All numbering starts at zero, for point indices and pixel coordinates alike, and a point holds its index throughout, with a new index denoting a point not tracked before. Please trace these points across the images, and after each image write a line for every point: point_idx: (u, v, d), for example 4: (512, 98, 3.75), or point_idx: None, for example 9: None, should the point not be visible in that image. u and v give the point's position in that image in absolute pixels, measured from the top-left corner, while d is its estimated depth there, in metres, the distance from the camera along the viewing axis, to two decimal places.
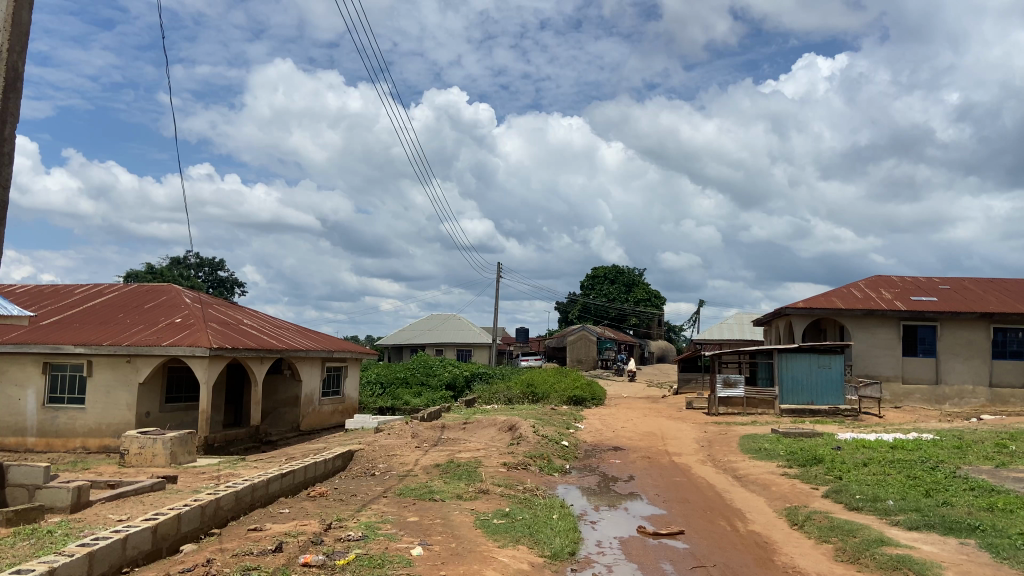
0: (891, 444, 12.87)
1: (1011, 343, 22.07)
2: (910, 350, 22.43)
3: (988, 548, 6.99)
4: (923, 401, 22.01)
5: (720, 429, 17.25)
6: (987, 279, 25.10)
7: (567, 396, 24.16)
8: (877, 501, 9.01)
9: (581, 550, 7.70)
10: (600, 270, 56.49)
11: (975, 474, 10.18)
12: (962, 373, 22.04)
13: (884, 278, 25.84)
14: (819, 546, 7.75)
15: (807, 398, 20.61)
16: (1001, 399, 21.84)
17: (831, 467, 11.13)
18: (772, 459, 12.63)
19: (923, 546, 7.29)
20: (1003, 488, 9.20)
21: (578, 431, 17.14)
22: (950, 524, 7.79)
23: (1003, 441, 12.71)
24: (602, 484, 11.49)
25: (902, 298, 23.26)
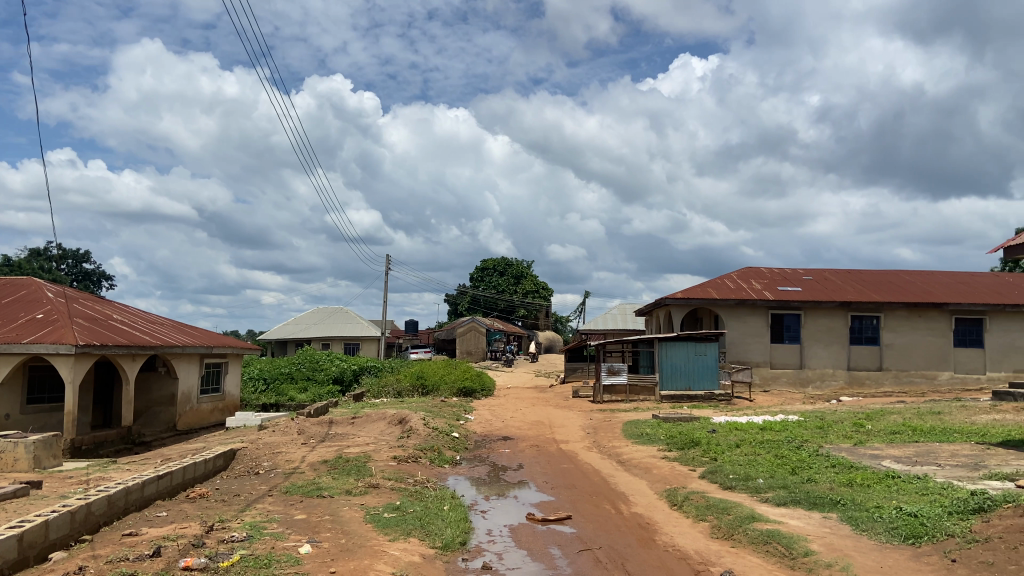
0: (760, 426, 13.69)
1: (867, 329, 23.93)
2: (777, 338, 23.88)
3: (850, 521, 7.59)
4: (789, 384, 23.51)
5: (604, 415, 17.84)
6: (845, 271, 27.09)
7: (457, 387, 24.32)
8: (748, 479, 9.59)
9: (472, 540, 7.78)
10: (488, 262, 56.66)
11: (836, 452, 11.00)
12: (823, 357, 23.70)
13: (754, 269, 27.33)
14: (697, 525, 8.18)
15: (685, 384, 21.61)
16: (858, 381, 23.63)
17: (707, 449, 11.74)
18: (654, 443, 13.18)
19: (790, 520, 7.84)
20: (861, 464, 9.99)
21: (468, 422, 17.23)
22: (814, 500, 8.41)
23: (860, 420, 13.78)
24: (491, 474, 11.62)
25: (769, 288, 24.70)
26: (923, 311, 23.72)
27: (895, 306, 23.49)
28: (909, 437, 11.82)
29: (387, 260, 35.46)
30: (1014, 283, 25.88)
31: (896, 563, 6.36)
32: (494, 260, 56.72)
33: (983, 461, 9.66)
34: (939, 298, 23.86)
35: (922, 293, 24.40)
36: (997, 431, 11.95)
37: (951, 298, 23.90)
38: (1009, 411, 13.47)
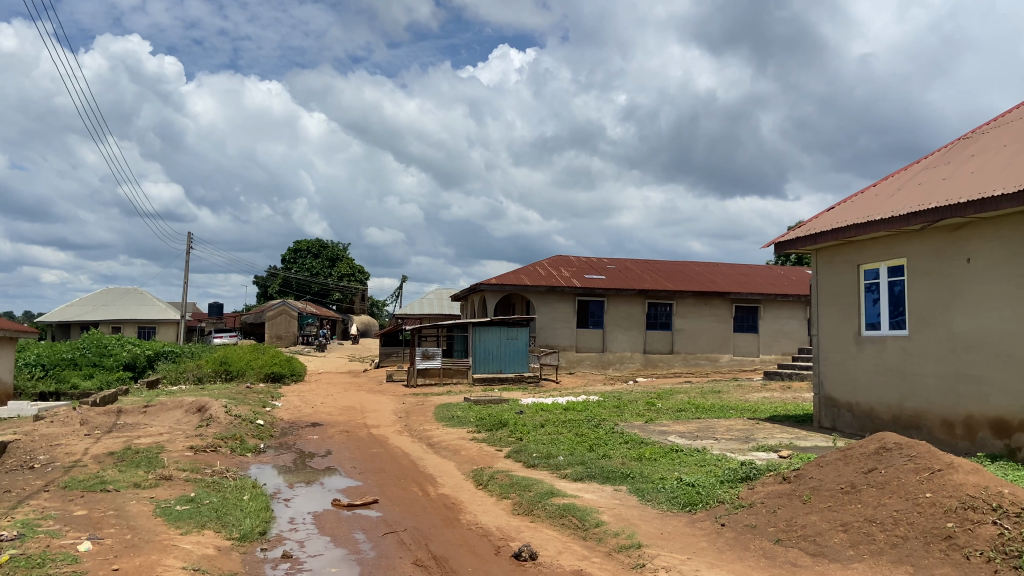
0: (563, 407, 14.41)
1: (661, 315, 25.83)
2: (582, 323, 25.17)
3: (636, 492, 8.22)
4: (592, 367, 24.90)
5: (417, 399, 17.93)
6: (644, 261, 29.04)
7: (264, 372, 23.50)
8: (550, 457, 10.10)
9: (273, 530, 7.56)
10: (302, 243, 54.56)
11: (629, 429, 11.83)
12: (623, 342, 25.31)
13: (563, 257, 28.55)
14: (500, 502, 8.49)
15: (496, 367, 22.22)
16: (652, 363, 25.49)
17: (514, 430, 12.18)
18: (464, 425, 13.45)
19: (585, 494, 8.36)
20: (650, 440, 10.82)
21: (275, 409, 16.62)
22: (607, 474, 9.02)
23: (652, 399, 14.90)
24: (297, 461, 11.31)
25: (576, 276, 25.93)
26: (709, 299, 25.98)
27: (685, 294, 25.53)
28: (693, 414, 12.96)
29: (190, 237, 33.20)
30: (785, 276, 29.04)
31: (673, 529, 6.98)
32: (309, 241, 54.61)
33: (753, 434, 10.82)
34: (723, 288, 26.24)
35: (709, 283, 26.72)
36: (765, 406, 13.41)
37: (732, 287, 26.39)
38: (776, 390, 15.14)
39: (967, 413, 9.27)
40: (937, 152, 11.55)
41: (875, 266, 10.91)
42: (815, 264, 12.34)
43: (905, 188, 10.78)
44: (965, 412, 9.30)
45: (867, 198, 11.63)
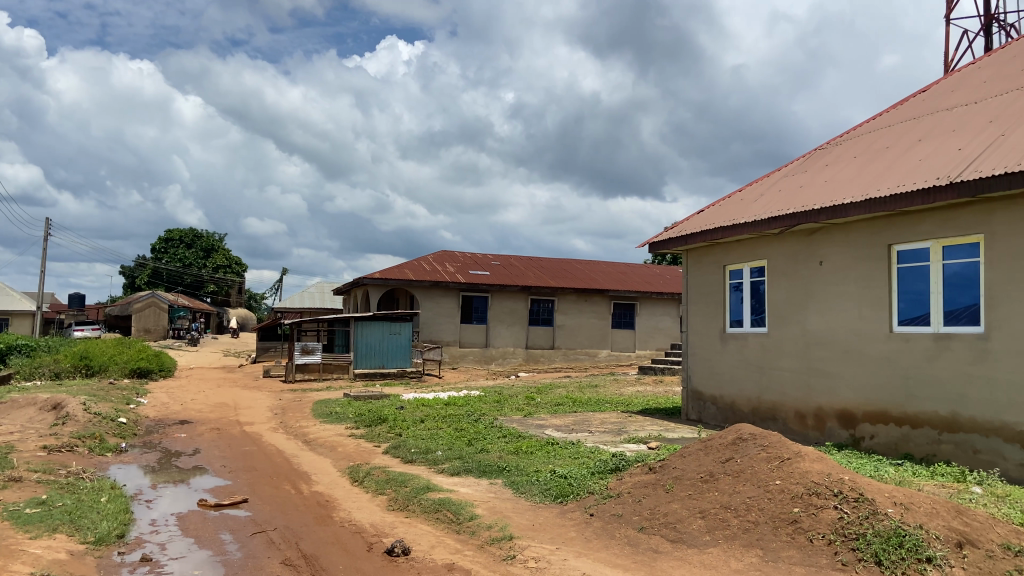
0: (444, 401, 14.44)
1: (543, 312, 26.30)
2: (466, 318, 25.27)
3: (511, 485, 8.36)
4: (475, 362, 25.06)
5: (295, 395, 17.46)
6: (528, 258, 29.47)
7: (130, 368, 22.26)
8: (428, 452, 10.10)
9: (132, 532, 7.18)
10: (174, 232, 51.93)
11: (507, 423, 11.99)
12: (506, 337, 25.60)
13: (449, 252, 28.54)
14: (375, 499, 8.42)
15: (378, 362, 21.97)
16: (533, 358, 25.93)
17: (393, 425, 12.10)
18: (342, 421, 13.23)
19: (461, 488, 8.42)
20: (527, 434, 11.02)
21: (140, 406, 15.74)
22: (483, 468, 9.12)
23: (531, 394, 15.17)
24: (163, 460, 10.78)
25: (461, 272, 25.99)
26: (589, 296, 26.71)
27: (567, 291, 26.13)
28: (570, 408, 13.30)
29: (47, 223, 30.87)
30: (660, 274, 30.27)
31: (545, 520, 7.15)
32: (181, 231, 52.08)
33: (625, 426, 11.23)
34: (602, 285, 27.03)
35: (589, 280, 27.46)
36: (638, 400, 13.94)
37: (611, 285, 27.24)
38: (648, 383, 15.77)
39: (818, 405, 9.98)
40: (795, 161, 12.32)
41: (740, 267, 11.54)
42: (685, 263, 12.90)
43: (767, 194, 11.42)
44: (817, 405, 10.00)
45: (733, 202, 12.26)
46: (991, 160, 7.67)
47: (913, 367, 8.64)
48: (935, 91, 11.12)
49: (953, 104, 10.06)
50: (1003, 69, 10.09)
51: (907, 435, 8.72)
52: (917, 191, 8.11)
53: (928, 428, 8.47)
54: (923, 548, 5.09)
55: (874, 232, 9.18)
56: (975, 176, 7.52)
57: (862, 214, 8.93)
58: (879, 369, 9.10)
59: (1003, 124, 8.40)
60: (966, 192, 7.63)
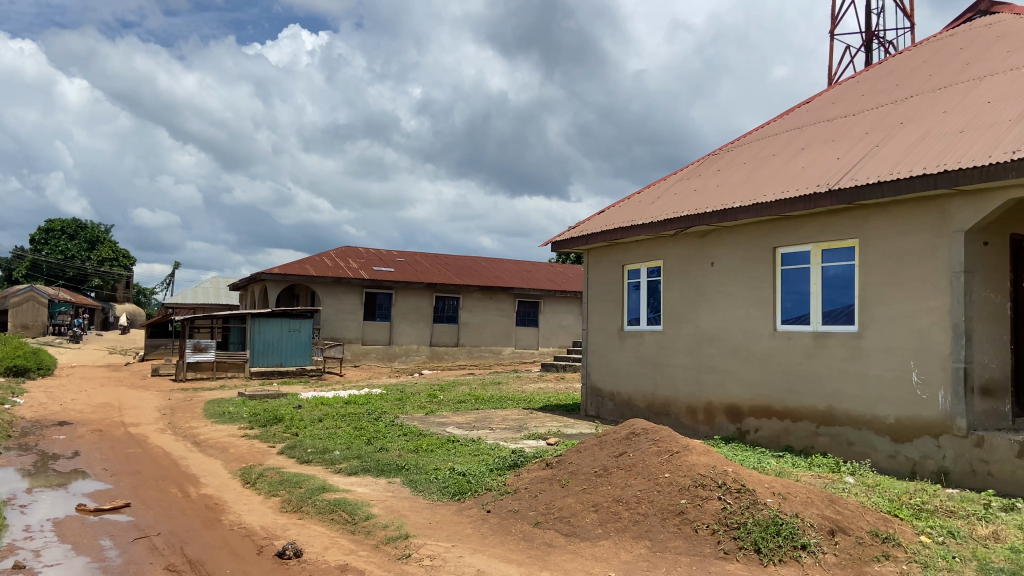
0: (344, 400, 14.18)
1: (447, 309, 26.24)
2: (369, 315, 24.91)
3: (409, 484, 8.29)
4: (378, 359, 24.75)
5: (187, 394, 16.76)
6: (433, 255, 29.33)
7: (5, 366, 20.78)
8: (325, 452, 9.89)
9: (1, 539, 6.72)
10: (55, 223, 48.90)
11: (408, 422, 11.89)
12: (409, 334, 25.40)
13: (352, 249, 28.05)
14: (267, 500, 8.17)
15: (276, 360, 21.40)
16: (438, 356, 25.83)
17: (289, 425, 11.79)
18: (236, 421, 12.78)
19: (357, 488, 8.29)
20: (427, 432, 10.96)
21: (14, 407, 14.72)
22: (382, 467, 9.01)
23: (434, 391, 15.10)
24: (37, 465, 10.11)
25: (364, 268, 25.59)
26: (493, 293, 26.82)
27: (472, 288, 26.15)
28: (471, 405, 13.31)
29: None
30: (564, 273, 30.73)
31: (441, 518, 7.12)
32: (63, 221, 49.10)
33: (525, 423, 11.34)
34: (507, 283, 27.20)
35: (494, 278, 27.58)
36: (540, 397, 14.10)
37: (516, 283, 27.46)
38: (550, 381, 15.98)
39: (707, 400, 10.36)
40: (690, 165, 12.75)
41: (638, 267, 11.85)
42: (586, 262, 13.14)
43: (664, 196, 11.76)
44: (706, 400, 10.39)
45: (632, 204, 12.57)
46: (866, 169, 8.15)
47: (795, 364, 9.09)
48: (819, 102, 11.72)
49: (833, 116, 10.63)
50: (879, 84, 10.73)
51: (788, 428, 9.17)
52: (799, 197, 8.53)
53: (807, 421, 8.93)
54: (798, 535, 5.37)
55: (762, 235, 9.60)
56: (852, 184, 7.98)
57: (750, 218, 9.32)
58: (764, 365, 9.52)
59: (877, 136, 8.95)
60: (843, 199, 8.08)
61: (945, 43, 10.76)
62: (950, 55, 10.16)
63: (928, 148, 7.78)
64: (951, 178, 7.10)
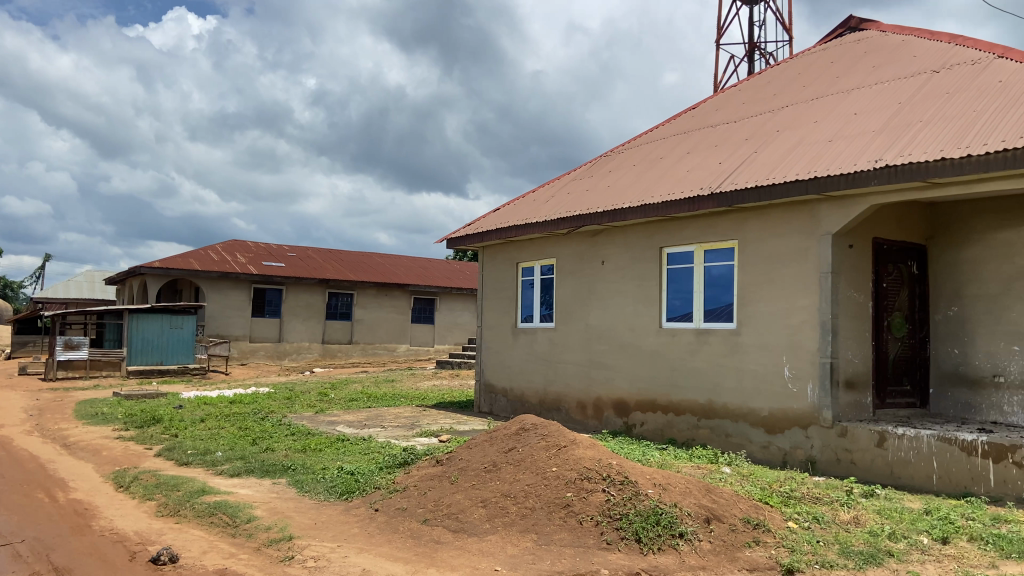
0: (229, 399, 13.65)
1: (341, 306, 25.73)
2: (258, 311, 24.11)
3: (294, 485, 8.06)
4: (267, 357, 23.99)
5: (56, 394, 15.70)
6: (327, 251, 28.69)
7: None
8: (206, 453, 9.48)
9: None
10: None
11: (297, 421, 11.57)
12: (301, 332, 24.75)
13: (240, 243, 27.06)
14: (142, 505, 7.75)
15: (156, 358, 20.39)
16: (330, 353, 25.28)
17: (168, 426, 11.24)
18: (110, 423, 12.08)
19: (240, 489, 7.99)
20: (317, 431, 10.69)
21: None
22: (266, 468, 8.73)
23: (324, 390, 14.77)
24: None
25: (254, 263, 24.73)
26: (388, 290, 26.50)
27: (366, 284, 25.74)
28: (363, 403, 13.10)
29: None
30: (460, 270, 30.71)
31: (327, 519, 6.97)
32: None
33: (418, 420, 11.26)
34: (402, 280, 26.93)
35: (389, 274, 27.23)
36: (433, 394, 14.03)
37: (411, 280, 27.23)
38: (444, 378, 15.93)
39: (597, 396, 10.60)
40: (583, 165, 13.00)
41: (532, 264, 11.98)
42: (481, 259, 13.18)
43: (558, 195, 11.95)
44: (595, 395, 10.62)
45: (526, 202, 12.69)
46: (745, 174, 8.54)
47: (679, 360, 9.43)
48: (705, 108, 12.18)
49: (717, 121, 11.09)
50: (759, 93, 11.27)
51: (672, 421, 9.50)
52: (684, 199, 8.85)
53: (689, 415, 9.27)
54: (676, 525, 5.57)
55: (649, 235, 9.89)
56: (732, 188, 8.35)
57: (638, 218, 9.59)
58: (650, 361, 9.83)
59: (756, 142, 9.39)
60: (724, 201, 8.44)
61: (819, 57, 11.40)
62: (823, 68, 10.78)
63: (801, 155, 8.23)
64: (820, 184, 7.53)
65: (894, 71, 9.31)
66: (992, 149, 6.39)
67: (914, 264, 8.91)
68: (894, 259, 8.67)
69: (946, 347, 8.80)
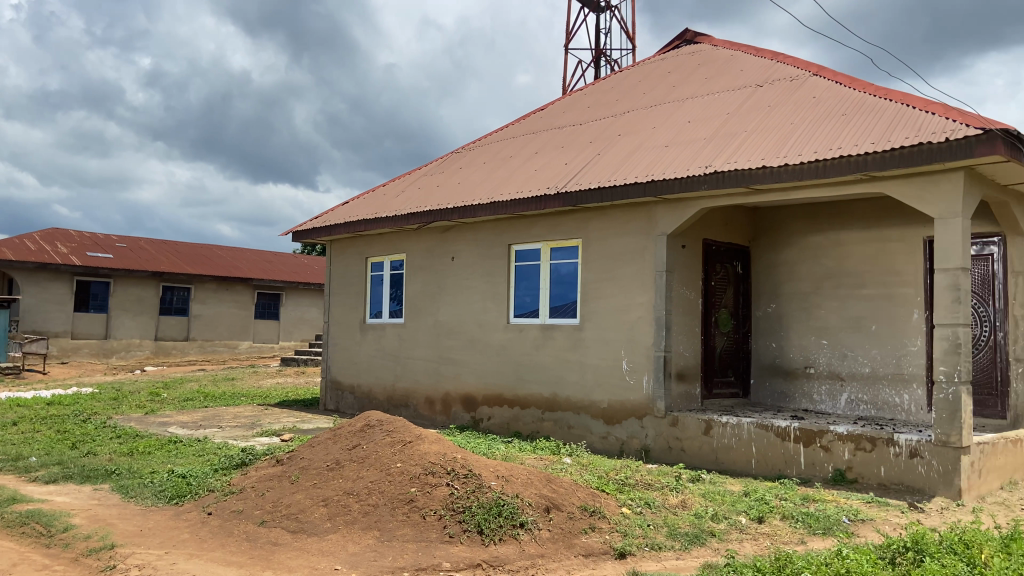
0: (46, 401, 12.47)
1: (176, 300, 24.22)
2: (81, 306, 22.23)
3: (119, 490, 7.49)
4: (91, 356, 22.20)
5: None
6: (161, 241, 26.89)
7: None
8: (17, 459, 8.61)
9: None
10: None
11: (124, 423, 10.76)
12: (130, 328, 23.08)
13: (61, 231, 24.79)
14: None
15: None
16: (163, 351, 23.74)
17: None
18: None
19: (55, 497, 7.32)
20: (146, 433, 10.00)
21: None
22: (87, 473, 8.05)
23: (156, 389, 13.83)
24: None
25: (77, 253, 22.75)
26: (229, 284, 25.23)
27: (205, 278, 24.38)
28: (199, 403, 12.40)
29: None
30: (307, 264, 29.78)
31: (155, 524, 6.53)
32: None
33: (259, 420, 10.81)
34: (245, 274, 25.74)
35: (230, 268, 25.95)
36: (276, 392, 13.52)
37: (255, 274, 26.08)
38: (288, 375, 15.40)
39: (445, 391, 10.63)
40: (434, 161, 13.00)
41: (381, 259, 11.83)
42: (328, 253, 12.85)
43: (408, 190, 11.87)
44: (443, 390, 10.65)
45: (376, 196, 12.50)
46: (588, 175, 8.85)
47: (525, 355, 9.64)
48: (552, 109, 12.52)
49: (564, 123, 11.44)
50: (603, 97, 11.74)
51: (517, 415, 9.69)
52: (532, 197, 9.05)
53: (533, 408, 9.50)
54: (517, 515, 5.69)
55: (497, 231, 10.04)
56: (577, 188, 8.63)
57: (487, 215, 9.70)
58: (497, 356, 9.98)
59: (599, 145, 9.77)
60: (569, 201, 8.71)
61: (658, 66, 12.03)
62: (661, 77, 11.38)
63: (640, 159, 8.65)
64: (658, 187, 7.94)
65: (722, 84, 9.99)
66: (804, 159, 7.02)
67: (739, 264, 9.61)
68: (721, 260, 9.31)
69: (765, 341, 9.56)
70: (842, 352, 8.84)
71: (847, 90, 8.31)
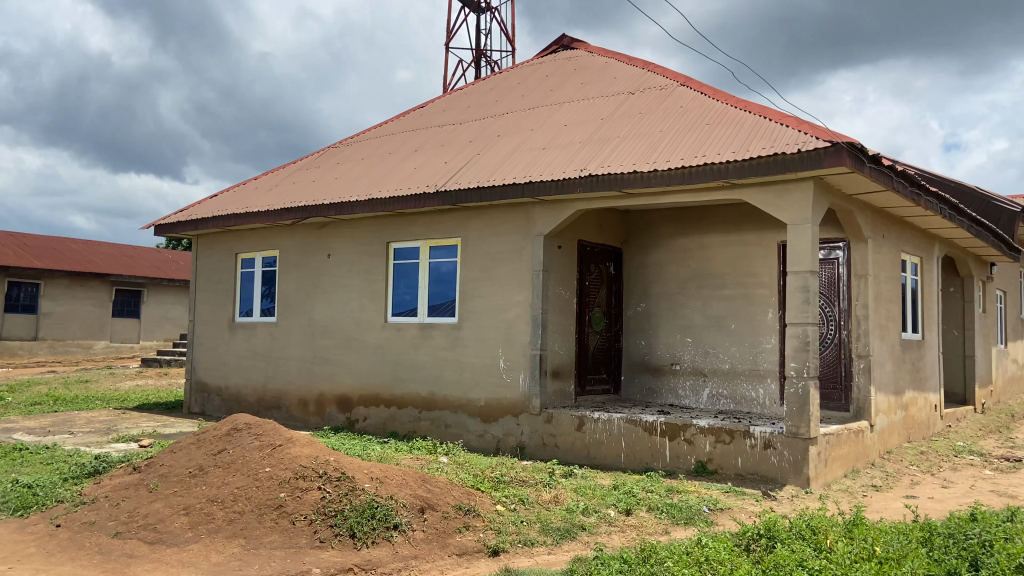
0: None
1: (23, 297, 22.36)
2: None
3: None
4: None
5: None
6: (5, 233, 24.74)
7: None
8: None
9: None
10: None
11: None
12: None
13: None
14: None
15: None
16: (7, 352, 21.88)
17: None
18: None
19: None
20: None
21: None
22: None
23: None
24: None
25: None
26: (84, 280, 23.52)
27: (56, 273, 22.64)
28: (48, 407, 11.49)
29: None
30: (172, 260, 28.25)
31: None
32: None
33: (115, 425, 10.15)
34: (102, 269, 24.09)
35: (85, 262, 24.22)
36: (135, 395, 12.73)
37: (114, 269, 24.47)
38: (149, 377, 14.55)
39: (319, 391, 10.35)
40: (309, 155, 12.64)
41: (252, 256, 11.38)
42: (195, 249, 12.22)
43: (282, 184, 11.48)
44: (317, 391, 10.38)
45: (248, 190, 12.01)
46: (467, 175, 8.87)
47: (402, 354, 9.54)
48: (432, 108, 12.47)
49: (443, 121, 11.41)
50: (483, 98, 11.80)
51: (393, 415, 9.58)
52: (411, 195, 8.97)
53: (410, 408, 9.42)
54: (391, 516, 5.63)
55: (375, 229, 9.89)
56: (456, 188, 8.62)
57: (365, 212, 9.53)
58: (373, 356, 9.82)
59: (478, 145, 9.81)
60: (448, 200, 8.69)
61: (536, 69, 12.22)
62: (539, 80, 11.57)
63: (518, 160, 8.74)
64: (536, 188, 8.06)
65: (597, 90, 10.27)
66: (672, 165, 7.32)
67: (611, 265, 9.90)
68: (595, 261, 9.57)
69: (635, 339, 9.90)
70: (704, 349, 9.30)
71: (712, 100, 8.75)
